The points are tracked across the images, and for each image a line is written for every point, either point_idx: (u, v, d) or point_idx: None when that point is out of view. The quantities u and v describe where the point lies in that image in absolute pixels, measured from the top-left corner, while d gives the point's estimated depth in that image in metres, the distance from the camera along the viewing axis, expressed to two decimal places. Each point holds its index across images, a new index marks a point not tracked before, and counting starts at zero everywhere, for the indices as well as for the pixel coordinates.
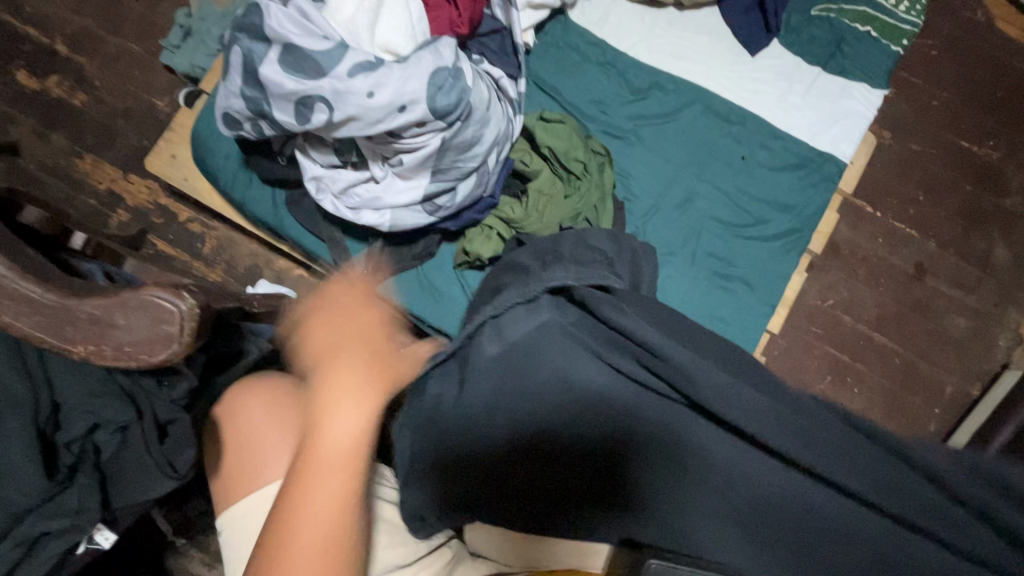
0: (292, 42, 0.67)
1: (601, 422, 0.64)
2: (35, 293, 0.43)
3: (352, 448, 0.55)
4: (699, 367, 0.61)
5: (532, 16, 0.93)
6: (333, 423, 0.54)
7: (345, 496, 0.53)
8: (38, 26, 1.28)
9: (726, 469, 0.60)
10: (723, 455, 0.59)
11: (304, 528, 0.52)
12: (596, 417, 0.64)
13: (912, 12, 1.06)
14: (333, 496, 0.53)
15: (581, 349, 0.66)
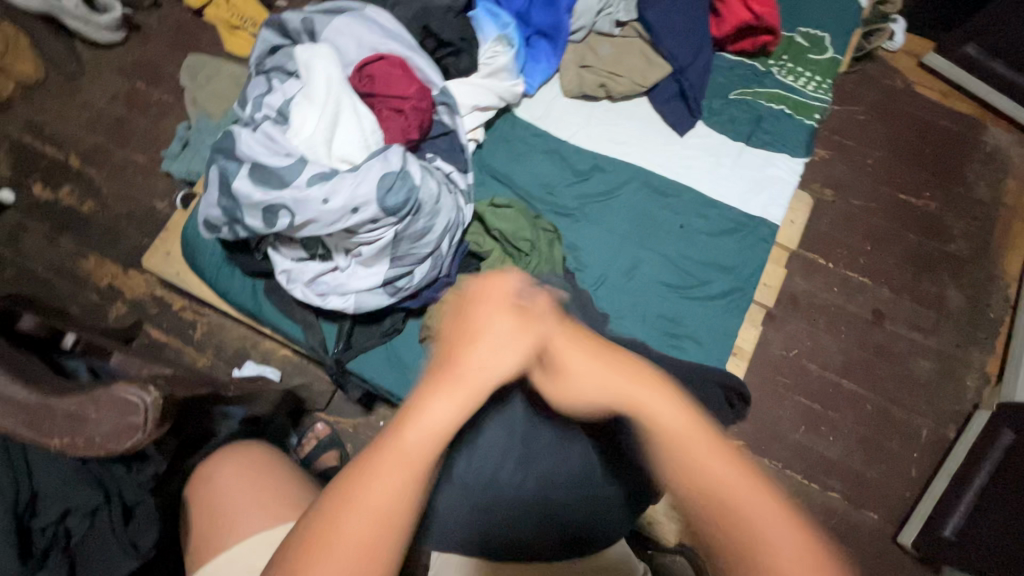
0: (260, 160, 0.81)
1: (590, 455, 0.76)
2: (21, 394, 0.50)
3: (434, 429, 0.47)
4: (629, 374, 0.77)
5: (479, 116, 1.07)
6: (426, 412, 0.48)
7: (396, 504, 0.44)
8: (56, 144, 1.44)
9: None
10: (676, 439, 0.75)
11: (319, 570, 0.41)
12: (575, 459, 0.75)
13: (821, 90, 1.19)
14: (393, 501, 0.44)
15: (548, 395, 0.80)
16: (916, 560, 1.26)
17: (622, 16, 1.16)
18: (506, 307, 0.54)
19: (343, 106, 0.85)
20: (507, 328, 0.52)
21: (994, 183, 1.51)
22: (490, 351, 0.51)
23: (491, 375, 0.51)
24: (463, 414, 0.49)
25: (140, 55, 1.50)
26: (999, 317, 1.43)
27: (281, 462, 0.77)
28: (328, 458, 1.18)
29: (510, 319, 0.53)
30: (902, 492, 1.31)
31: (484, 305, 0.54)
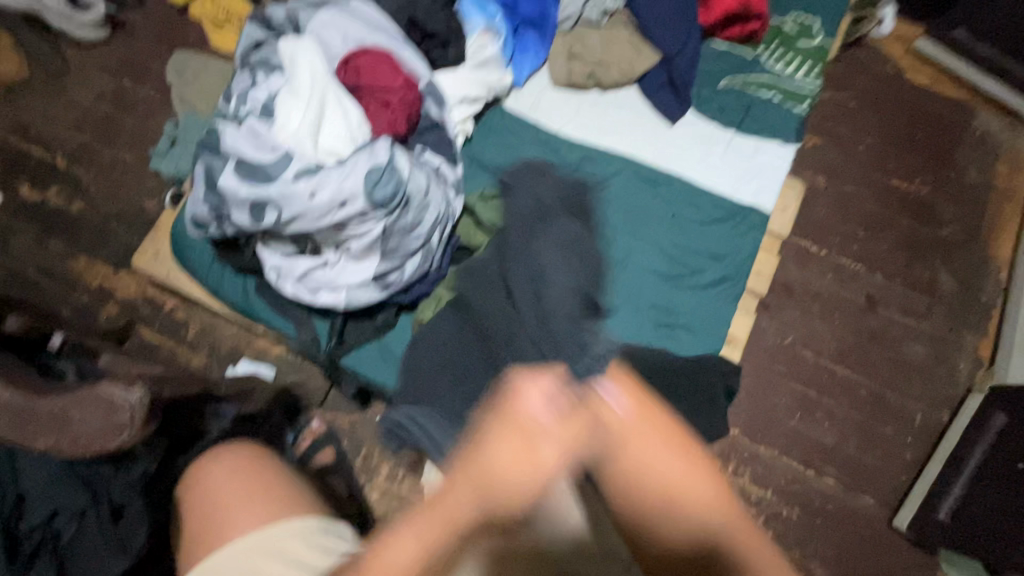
0: (245, 156, 0.80)
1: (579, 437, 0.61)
2: (3, 395, 0.48)
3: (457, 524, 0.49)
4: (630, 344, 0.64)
5: (467, 108, 1.06)
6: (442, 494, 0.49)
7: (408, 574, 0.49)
8: (42, 145, 1.42)
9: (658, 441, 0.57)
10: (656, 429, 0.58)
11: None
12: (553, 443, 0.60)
13: (811, 77, 1.18)
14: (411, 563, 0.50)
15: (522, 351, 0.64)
16: (912, 543, 1.27)
17: (609, 5, 1.15)
18: (530, 429, 0.48)
19: (328, 100, 0.85)
20: (510, 454, 0.47)
21: (985, 167, 1.51)
22: (515, 479, 0.47)
23: (512, 475, 0.47)
24: (480, 503, 0.48)
25: (125, 53, 1.49)
26: (992, 301, 1.43)
27: (273, 457, 0.76)
28: (325, 455, 1.18)
29: (539, 441, 0.47)
30: (897, 476, 1.32)
31: (509, 416, 0.48)
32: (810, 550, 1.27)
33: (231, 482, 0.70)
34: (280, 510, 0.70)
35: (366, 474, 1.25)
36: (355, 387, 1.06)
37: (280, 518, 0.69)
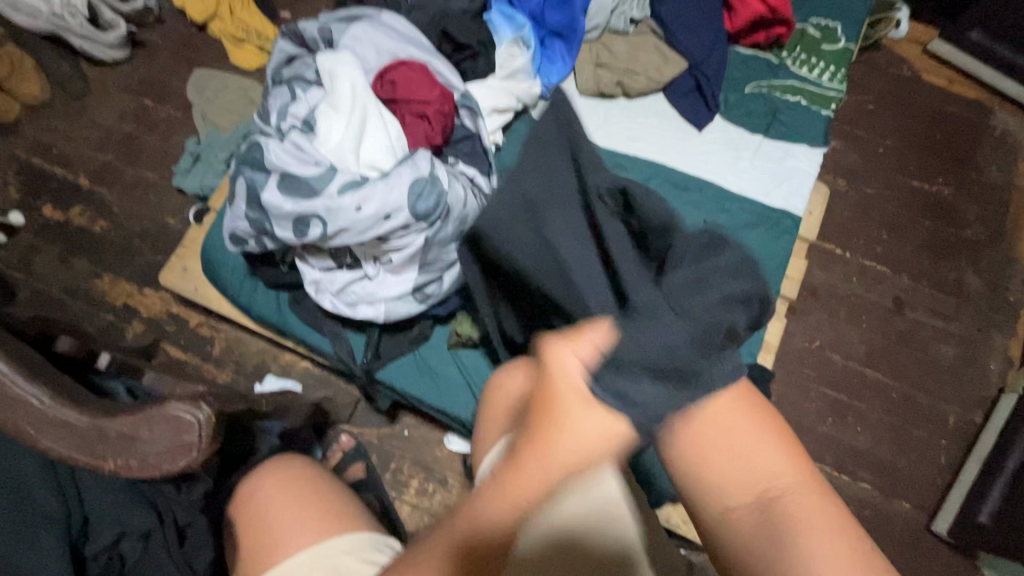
0: (289, 170, 0.81)
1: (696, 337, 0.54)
2: (70, 416, 0.49)
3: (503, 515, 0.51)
4: (681, 271, 0.58)
5: (498, 118, 1.06)
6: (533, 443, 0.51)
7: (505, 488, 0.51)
8: (64, 165, 1.42)
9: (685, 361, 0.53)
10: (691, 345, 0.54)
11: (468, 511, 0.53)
12: (663, 318, 0.53)
13: (836, 80, 1.18)
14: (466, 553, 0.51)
15: (627, 230, 0.60)
16: (952, 548, 1.25)
17: (634, 13, 1.17)
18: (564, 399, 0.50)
19: (369, 114, 0.87)
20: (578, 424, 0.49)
21: (1006, 168, 1.51)
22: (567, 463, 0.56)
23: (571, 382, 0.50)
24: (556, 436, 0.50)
25: (145, 72, 1.49)
26: (1019, 301, 1.42)
27: (327, 476, 0.77)
28: (355, 470, 1.16)
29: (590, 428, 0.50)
30: (934, 480, 1.30)
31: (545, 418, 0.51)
32: None
33: (296, 495, 0.71)
34: (335, 525, 0.70)
35: (397, 489, 1.23)
36: (389, 401, 1.05)
37: (336, 533, 0.69)
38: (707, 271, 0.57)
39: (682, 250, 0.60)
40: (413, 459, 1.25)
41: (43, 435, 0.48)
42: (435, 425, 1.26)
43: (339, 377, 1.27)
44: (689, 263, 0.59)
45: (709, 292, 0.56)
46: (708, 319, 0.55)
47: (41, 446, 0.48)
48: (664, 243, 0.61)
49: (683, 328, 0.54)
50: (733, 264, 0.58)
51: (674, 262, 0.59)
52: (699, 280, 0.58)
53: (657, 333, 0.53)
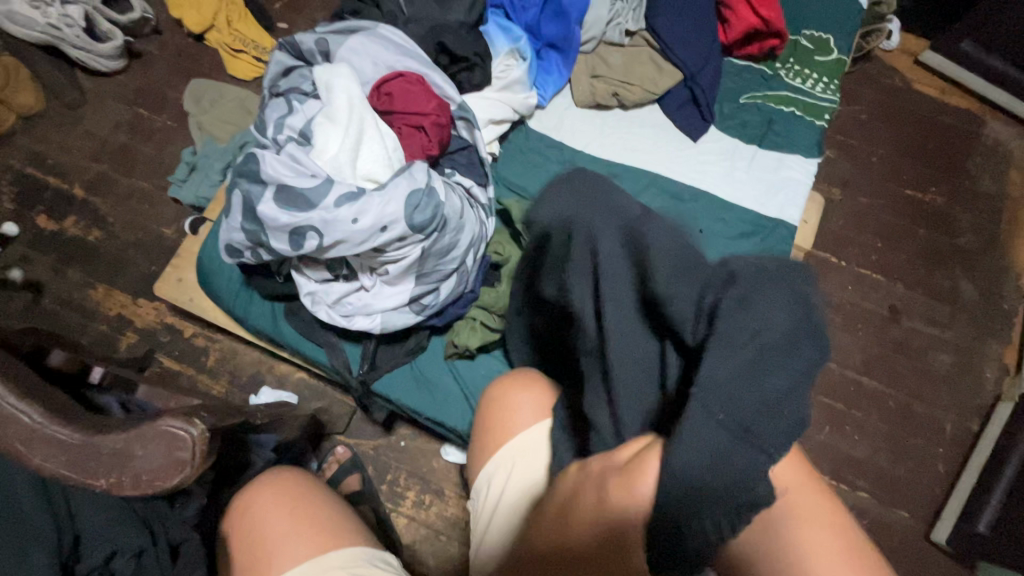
0: (285, 182, 0.81)
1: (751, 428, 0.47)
2: (61, 433, 0.48)
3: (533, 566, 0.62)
4: (747, 357, 0.48)
5: (495, 129, 1.07)
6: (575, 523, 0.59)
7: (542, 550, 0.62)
8: (59, 175, 1.42)
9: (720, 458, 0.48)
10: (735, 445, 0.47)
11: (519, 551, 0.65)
12: (698, 408, 0.48)
13: (829, 91, 1.20)
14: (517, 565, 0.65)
15: (678, 286, 0.53)
16: (951, 557, 1.25)
17: (630, 25, 1.17)
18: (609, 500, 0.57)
19: (366, 126, 0.87)
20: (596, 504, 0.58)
21: (998, 177, 1.53)
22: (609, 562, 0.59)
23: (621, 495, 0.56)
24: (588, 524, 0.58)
25: (142, 82, 1.49)
26: (1013, 309, 1.43)
27: (322, 490, 0.76)
28: (351, 482, 1.15)
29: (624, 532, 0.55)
30: (932, 489, 1.30)
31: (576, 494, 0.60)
32: None
33: (289, 510, 0.70)
34: (332, 539, 0.69)
35: (393, 501, 1.22)
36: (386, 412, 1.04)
37: (331, 548, 0.68)
38: (768, 341, 0.48)
39: (761, 329, 0.48)
40: (409, 470, 1.24)
41: (34, 452, 0.48)
42: (432, 436, 1.25)
43: (335, 388, 1.26)
44: (762, 351, 0.48)
45: (773, 369, 0.48)
46: (771, 414, 0.48)
47: (32, 463, 0.47)
48: (735, 313, 0.50)
49: (732, 429, 0.47)
50: (813, 350, 0.48)
51: (744, 344, 0.48)
52: (771, 367, 0.48)
53: (708, 447, 0.47)
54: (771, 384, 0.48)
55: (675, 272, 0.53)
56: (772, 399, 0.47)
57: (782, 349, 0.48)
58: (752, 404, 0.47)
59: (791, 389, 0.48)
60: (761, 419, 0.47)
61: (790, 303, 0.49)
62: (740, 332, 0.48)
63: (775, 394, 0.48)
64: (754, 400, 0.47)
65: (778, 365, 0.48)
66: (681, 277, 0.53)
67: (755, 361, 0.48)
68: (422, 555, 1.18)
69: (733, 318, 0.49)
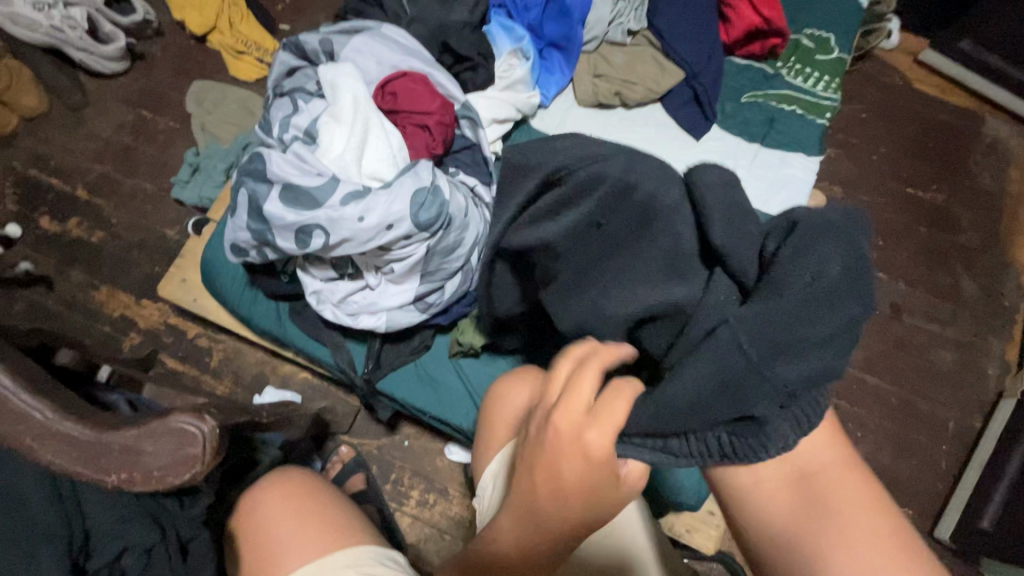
0: (291, 181, 0.81)
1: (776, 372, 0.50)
2: (73, 429, 0.48)
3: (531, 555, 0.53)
4: (780, 313, 0.51)
5: (498, 129, 1.07)
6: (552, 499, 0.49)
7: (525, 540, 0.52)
8: (61, 176, 1.42)
9: (724, 396, 0.51)
10: (739, 388, 0.50)
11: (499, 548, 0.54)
12: (719, 339, 0.50)
13: (830, 89, 1.20)
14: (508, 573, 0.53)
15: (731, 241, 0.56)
16: (955, 554, 1.25)
17: (632, 25, 1.18)
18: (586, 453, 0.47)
19: (371, 125, 0.87)
20: (580, 475, 0.47)
21: (998, 174, 1.53)
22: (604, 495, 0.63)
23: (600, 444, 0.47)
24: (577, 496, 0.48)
25: (144, 84, 1.50)
26: (1015, 306, 1.43)
27: (329, 488, 0.76)
28: (355, 481, 1.16)
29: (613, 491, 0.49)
30: (935, 485, 1.30)
31: (554, 477, 0.48)
32: None
33: (298, 510, 0.70)
34: (339, 536, 0.69)
35: (397, 500, 1.22)
36: (390, 411, 1.04)
37: (340, 547, 0.68)
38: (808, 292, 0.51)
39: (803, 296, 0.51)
40: (413, 469, 1.24)
41: (44, 449, 0.48)
42: (436, 435, 1.25)
43: (338, 388, 1.26)
44: (796, 312, 0.51)
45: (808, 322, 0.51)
46: (801, 358, 0.51)
47: (43, 460, 0.48)
48: (783, 278, 0.53)
49: (757, 374, 0.50)
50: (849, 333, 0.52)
51: (779, 302, 0.51)
52: (795, 329, 0.50)
53: (716, 370, 0.50)
54: (794, 343, 0.50)
55: (730, 227, 0.56)
56: (790, 357, 0.50)
57: (825, 323, 0.51)
58: (774, 360, 0.50)
59: (816, 356, 0.51)
60: (775, 373, 0.50)
61: (843, 266, 0.52)
62: (782, 293, 0.52)
63: (793, 355, 0.50)
64: (782, 343, 0.50)
65: (816, 323, 0.51)
66: (729, 232, 0.56)
67: (790, 326, 0.51)
68: (427, 554, 1.18)
69: (779, 283, 0.52)
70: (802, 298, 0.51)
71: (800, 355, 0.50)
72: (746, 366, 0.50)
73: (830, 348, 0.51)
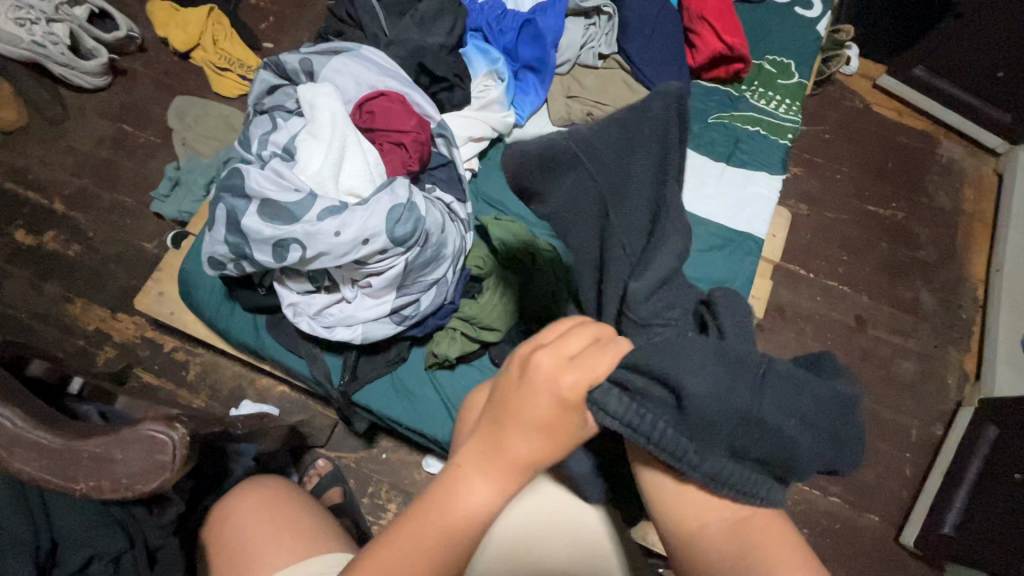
0: (269, 196, 0.83)
1: (743, 391, 0.49)
2: (43, 437, 0.49)
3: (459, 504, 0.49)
4: (777, 401, 0.50)
5: (473, 147, 1.11)
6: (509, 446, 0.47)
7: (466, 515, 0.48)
8: (39, 189, 1.42)
9: (698, 434, 0.49)
10: (721, 426, 0.49)
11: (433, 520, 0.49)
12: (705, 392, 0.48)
13: (791, 112, 1.27)
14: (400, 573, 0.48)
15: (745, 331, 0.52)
16: (919, 559, 1.29)
17: (603, 49, 1.23)
18: (552, 388, 0.46)
19: (348, 142, 0.90)
20: (545, 418, 0.46)
21: (954, 193, 1.61)
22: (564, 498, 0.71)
23: (573, 380, 0.45)
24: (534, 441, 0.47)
25: (126, 99, 1.51)
26: (971, 318, 1.50)
27: (301, 496, 0.78)
28: (332, 494, 1.16)
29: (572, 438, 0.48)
30: (900, 492, 1.34)
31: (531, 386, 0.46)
32: None
33: (273, 516, 0.72)
34: (312, 541, 0.71)
35: (374, 513, 1.22)
36: (366, 423, 1.05)
37: (311, 555, 0.69)
38: (807, 378, 0.53)
39: (776, 386, 0.51)
40: (391, 482, 1.24)
41: (14, 457, 0.48)
42: (413, 448, 1.26)
43: (316, 401, 1.26)
44: (781, 396, 0.51)
45: (790, 407, 0.51)
46: (774, 404, 0.50)
47: (12, 468, 0.48)
48: (778, 373, 0.52)
49: (709, 349, 0.50)
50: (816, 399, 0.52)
51: (768, 390, 0.51)
52: (766, 402, 0.50)
53: (717, 403, 0.48)
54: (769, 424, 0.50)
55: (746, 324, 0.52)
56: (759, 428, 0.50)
57: (799, 403, 0.51)
58: (755, 427, 0.49)
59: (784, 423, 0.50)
60: (741, 439, 0.50)
61: (840, 402, 0.54)
62: (773, 376, 0.51)
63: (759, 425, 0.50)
64: (755, 371, 0.51)
65: (802, 398, 0.51)
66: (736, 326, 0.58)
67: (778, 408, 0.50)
68: None
69: (775, 378, 0.51)
70: (785, 381, 0.52)
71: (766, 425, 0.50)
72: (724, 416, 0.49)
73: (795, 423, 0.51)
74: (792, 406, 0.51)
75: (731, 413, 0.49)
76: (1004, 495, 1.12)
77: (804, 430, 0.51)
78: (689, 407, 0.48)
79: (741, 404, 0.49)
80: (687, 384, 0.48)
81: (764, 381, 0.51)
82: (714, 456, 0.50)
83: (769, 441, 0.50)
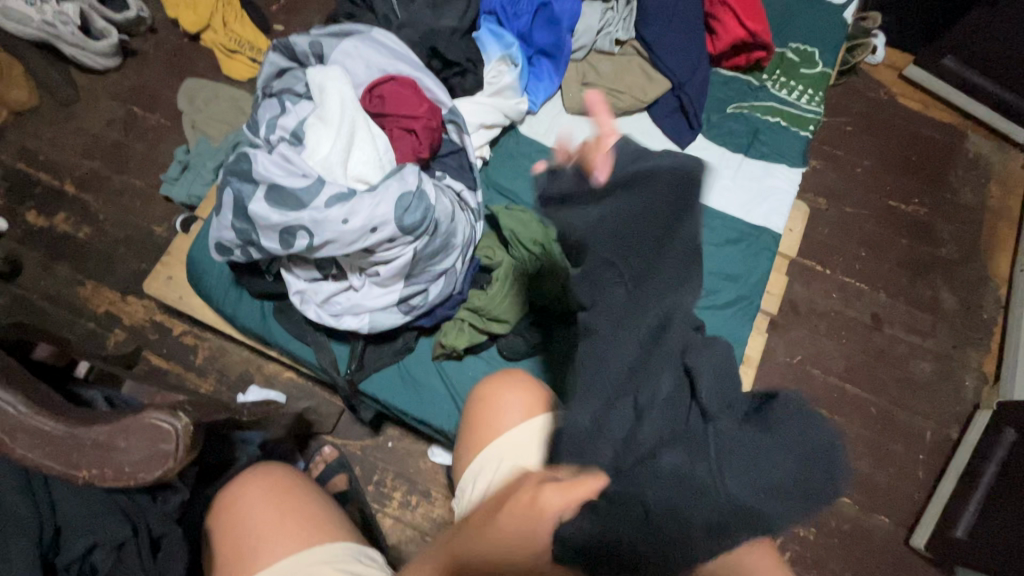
0: (277, 181, 0.82)
1: (701, 462, 0.45)
2: (47, 424, 0.48)
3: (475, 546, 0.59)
4: (746, 472, 0.45)
5: (485, 134, 1.09)
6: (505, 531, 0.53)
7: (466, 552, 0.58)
8: (50, 171, 1.42)
9: (658, 514, 0.44)
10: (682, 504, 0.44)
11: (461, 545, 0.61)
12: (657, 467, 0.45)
13: (814, 103, 1.22)
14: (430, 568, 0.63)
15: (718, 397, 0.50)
16: (928, 561, 1.27)
17: (620, 34, 1.20)
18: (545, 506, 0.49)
19: (358, 127, 0.88)
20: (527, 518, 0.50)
21: (979, 190, 1.56)
22: None
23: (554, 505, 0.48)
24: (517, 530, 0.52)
25: (136, 80, 1.50)
26: (993, 319, 1.46)
27: (307, 484, 0.77)
28: (338, 481, 1.16)
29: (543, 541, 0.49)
30: (912, 493, 1.31)
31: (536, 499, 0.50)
32: (828, 571, 1.25)
33: (276, 503, 0.71)
34: (318, 529, 0.70)
35: (379, 502, 1.22)
36: (372, 411, 1.05)
37: (315, 543, 0.69)
38: (779, 440, 0.47)
39: (743, 452, 0.46)
40: (396, 471, 1.24)
41: (18, 443, 0.48)
42: (419, 437, 1.26)
43: (323, 389, 1.26)
44: (754, 463, 0.45)
45: (753, 478, 0.45)
46: (745, 471, 0.45)
47: (16, 454, 0.48)
48: (745, 435, 0.47)
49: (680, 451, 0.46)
50: (794, 466, 0.46)
51: (735, 457, 0.45)
52: (733, 470, 0.45)
53: (680, 485, 0.44)
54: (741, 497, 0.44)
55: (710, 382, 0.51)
56: (724, 499, 0.44)
57: (776, 473, 0.45)
58: (720, 501, 0.44)
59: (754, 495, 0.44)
60: (708, 518, 0.44)
61: (801, 456, 0.46)
62: (740, 440, 0.46)
63: (726, 495, 0.44)
64: (711, 451, 0.45)
65: (762, 470, 0.45)
66: (717, 384, 0.51)
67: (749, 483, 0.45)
68: (408, 556, 1.17)
69: (742, 442, 0.46)
70: (756, 446, 0.46)
71: (733, 498, 0.44)
72: (686, 492, 0.44)
73: (767, 496, 0.45)
74: (768, 477, 0.45)
75: (693, 499, 0.44)
76: (1020, 499, 1.10)
77: (771, 502, 0.45)
78: (651, 513, 0.44)
79: (703, 478, 0.44)
80: (658, 458, 0.46)
81: (732, 445, 0.46)
82: (680, 548, 0.44)
83: (735, 519, 0.44)
